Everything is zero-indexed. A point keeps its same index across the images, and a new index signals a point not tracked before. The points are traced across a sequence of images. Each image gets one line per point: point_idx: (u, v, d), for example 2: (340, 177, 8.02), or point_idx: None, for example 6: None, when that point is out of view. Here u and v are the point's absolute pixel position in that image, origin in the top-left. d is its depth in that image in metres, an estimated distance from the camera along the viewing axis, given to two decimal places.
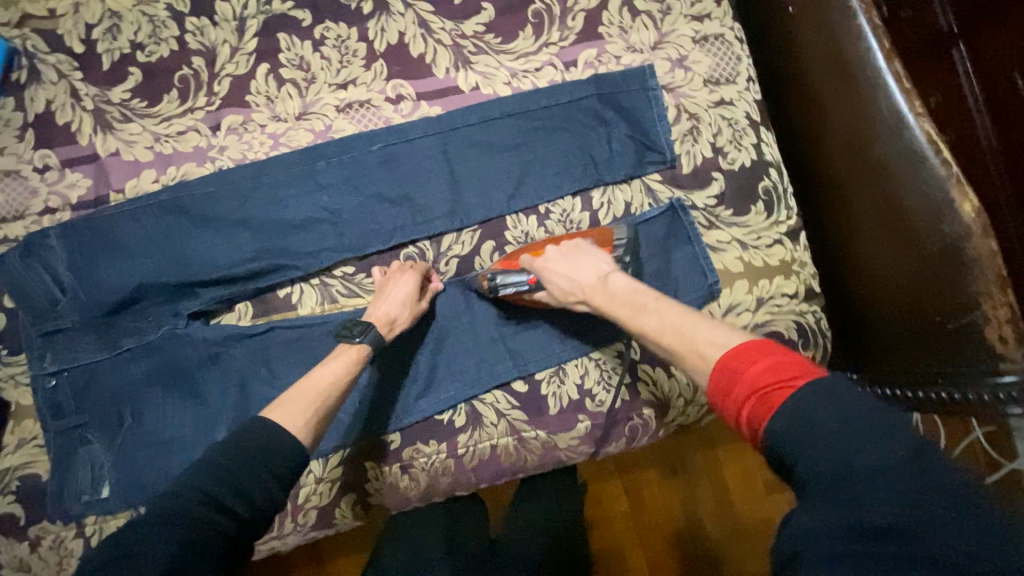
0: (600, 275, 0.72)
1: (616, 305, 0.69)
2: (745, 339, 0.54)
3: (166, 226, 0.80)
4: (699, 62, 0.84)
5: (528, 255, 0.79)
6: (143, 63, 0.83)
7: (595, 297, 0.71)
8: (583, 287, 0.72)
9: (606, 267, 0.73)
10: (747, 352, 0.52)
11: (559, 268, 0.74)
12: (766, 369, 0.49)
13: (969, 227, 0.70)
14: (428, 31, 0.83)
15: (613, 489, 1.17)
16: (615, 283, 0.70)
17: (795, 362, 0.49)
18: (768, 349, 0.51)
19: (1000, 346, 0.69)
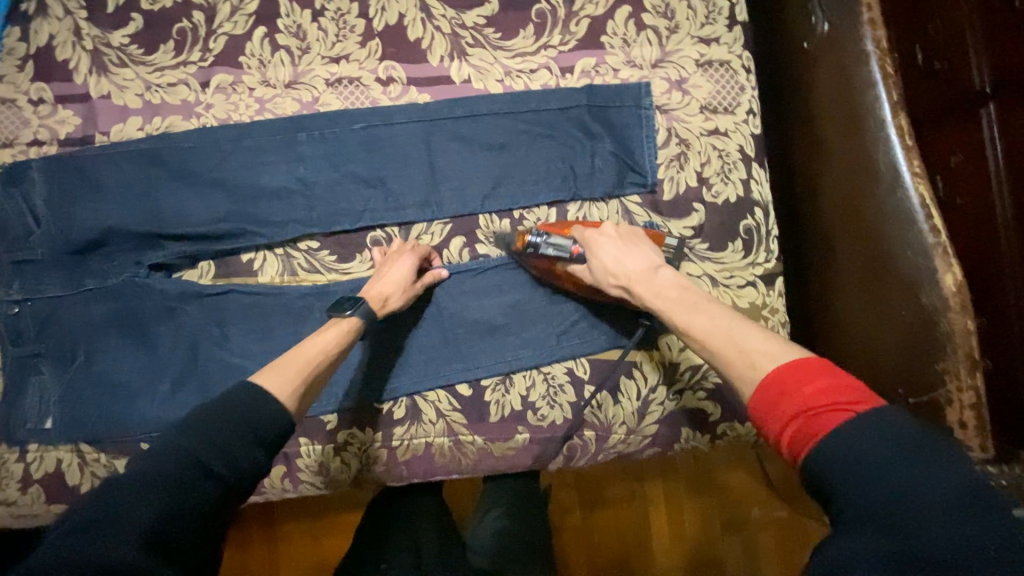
0: (651, 265, 0.70)
1: (660, 294, 0.67)
2: (785, 356, 0.54)
3: (144, 175, 0.81)
4: (699, 87, 0.81)
5: (582, 227, 0.77)
6: (145, 11, 0.83)
7: (637, 281, 0.69)
8: (626, 266, 0.71)
9: (656, 258, 0.71)
10: (797, 372, 0.51)
11: (604, 245, 0.73)
12: (821, 391, 0.49)
13: (947, 302, 0.65)
14: (428, 17, 0.82)
15: (597, 487, 1.17)
16: (665, 275, 0.68)
17: (850, 388, 0.49)
18: (823, 369, 0.51)
19: (959, 431, 0.65)
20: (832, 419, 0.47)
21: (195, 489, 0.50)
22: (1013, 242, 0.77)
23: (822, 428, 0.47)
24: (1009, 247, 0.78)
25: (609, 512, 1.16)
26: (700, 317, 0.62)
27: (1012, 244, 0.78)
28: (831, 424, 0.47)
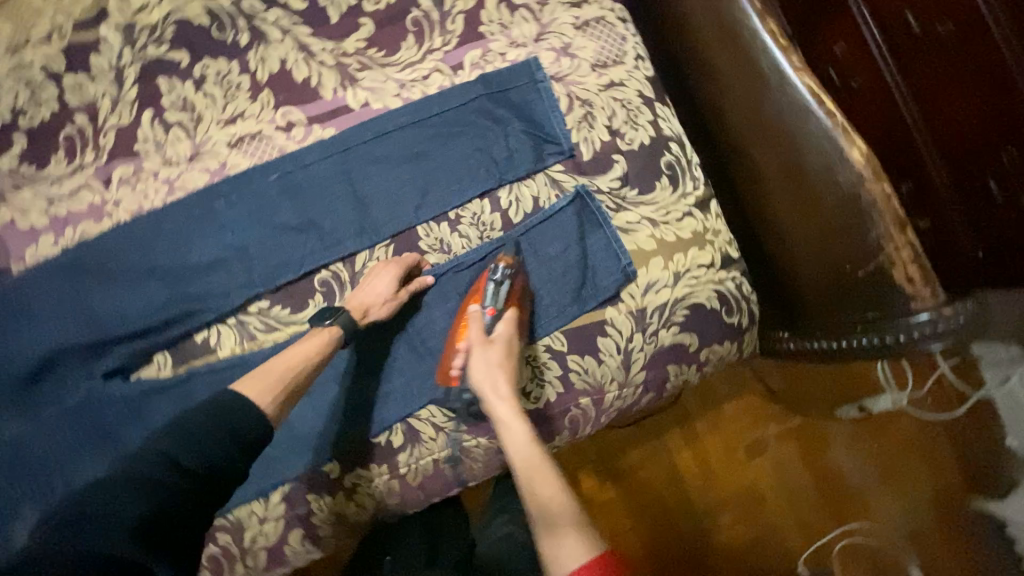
0: (512, 396, 0.71)
1: (516, 450, 0.67)
2: (591, 550, 0.57)
3: (72, 288, 0.78)
4: (584, 48, 0.84)
5: (514, 315, 0.77)
6: (24, 128, 0.80)
7: (500, 423, 0.70)
8: (490, 396, 0.71)
9: (510, 401, 0.71)
10: (593, 569, 0.54)
11: (484, 362, 0.73)
12: (615, 570, 0.55)
13: (862, 175, 0.72)
14: (309, 54, 0.82)
15: (616, 451, 1.36)
16: (502, 403, 0.71)
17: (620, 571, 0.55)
18: (613, 564, 0.56)
19: (909, 285, 0.72)
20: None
21: (163, 484, 0.56)
22: (912, 109, 0.81)
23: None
24: (910, 113, 0.82)
25: (638, 468, 1.36)
26: (512, 437, 0.68)
27: (912, 111, 0.81)
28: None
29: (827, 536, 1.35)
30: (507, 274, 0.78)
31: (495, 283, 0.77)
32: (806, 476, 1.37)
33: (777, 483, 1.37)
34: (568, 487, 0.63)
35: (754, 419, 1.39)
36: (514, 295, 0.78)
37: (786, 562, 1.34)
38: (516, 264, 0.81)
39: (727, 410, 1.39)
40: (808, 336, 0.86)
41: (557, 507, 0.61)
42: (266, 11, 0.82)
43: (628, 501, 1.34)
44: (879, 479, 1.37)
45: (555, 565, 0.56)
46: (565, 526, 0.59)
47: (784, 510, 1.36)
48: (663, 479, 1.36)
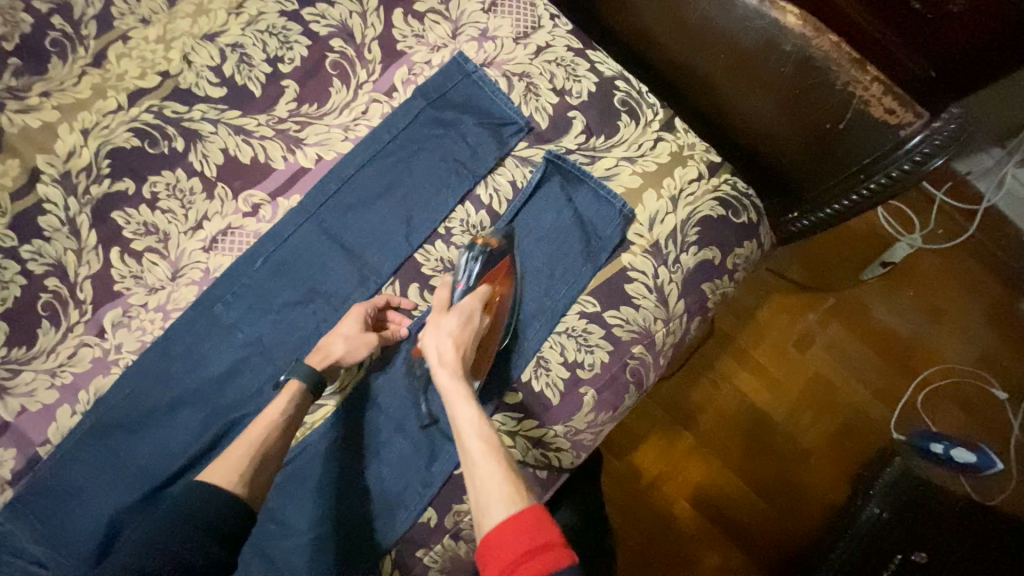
0: (450, 365, 0.70)
1: (464, 426, 0.65)
2: (524, 501, 0.57)
3: (107, 448, 0.76)
4: (501, 27, 0.85)
5: (486, 291, 0.77)
6: (3, 313, 0.77)
7: (445, 395, 0.68)
8: (434, 364, 0.70)
9: (466, 388, 0.69)
10: (524, 519, 0.55)
11: (438, 329, 0.72)
12: (536, 525, 0.54)
13: (804, 35, 0.76)
14: (247, 134, 0.82)
15: (680, 399, 1.35)
16: (443, 377, 0.69)
17: (529, 535, 0.53)
18: (537, 520, 0.55)
19: (891, 117, 0.74)
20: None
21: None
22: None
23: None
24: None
25: (707, 405, 1.34)
26: (460, 408, 0.66)
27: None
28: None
29: (907, 392, 1.34)
30: (482, 256, 0.79)
31: (468, 257, 0.79)
32: (863, 346, 1.37)
33: (839, 363, 1.37)
34: (505, 467, 0.61)
35: (793, 312, 1.39)
36: (491, 274, 0.79)
37: (881, 435, 1.33)
38: (505, 248, 0.80)
39: (764, 315, 1.39)
40: (819, 206, 0.86)
41: (484, 490, 0.59)
42: (190, 111, 0.82)
43: (710, 440, 1.33)
44: (930, 321, 1.37)
45: (487, 519, 0.56)
46: (494, 500, 0.57)
47: (856, 386, 1.35)
48: (734, 404, 1.35)
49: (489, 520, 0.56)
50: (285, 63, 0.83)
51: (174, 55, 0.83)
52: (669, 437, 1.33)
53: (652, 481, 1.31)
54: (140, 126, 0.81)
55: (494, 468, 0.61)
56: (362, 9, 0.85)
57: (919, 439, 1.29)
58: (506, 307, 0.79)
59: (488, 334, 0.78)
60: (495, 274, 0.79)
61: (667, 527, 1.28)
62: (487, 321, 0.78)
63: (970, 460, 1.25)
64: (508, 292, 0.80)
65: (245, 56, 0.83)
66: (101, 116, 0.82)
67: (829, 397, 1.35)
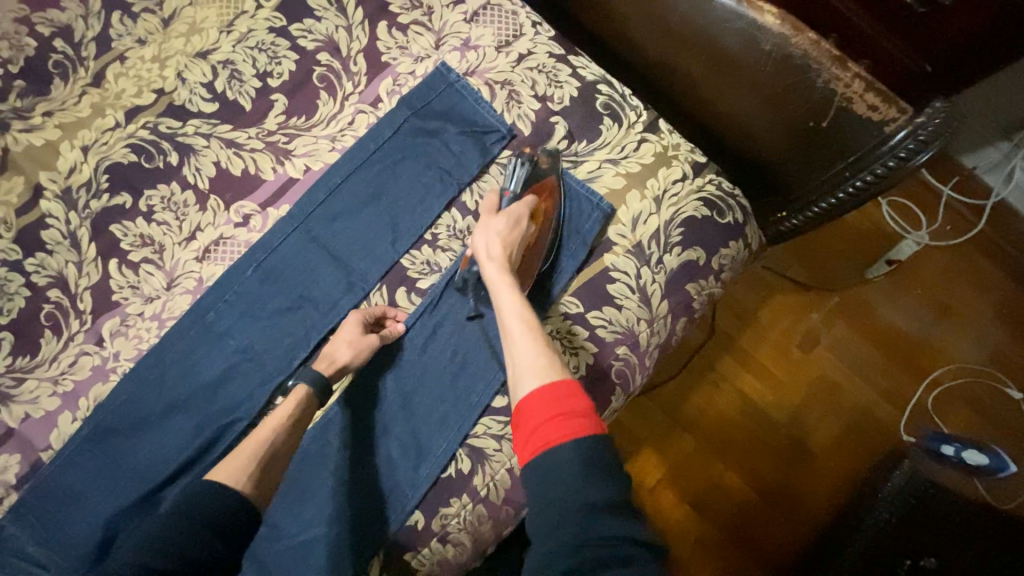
0: (499, 260, 0.74)
1: (506, 311, 0.69)
2: (558, 376, 0.59)
3: (106, 453, 0.78)
4: (483, 36, 0.86)
5: (533, 200, 0.80)
6: (8, 324, 0.81)
7: (492, 282, 0.72)
8: (483, 257, 0.74)
9: (512, 280, 0.73)
10: (558, 389, 0.56)
11: (486, 228, 0.76)
12: (572, 394, 0.55)
13: (784, 33, 0.75)
14: (238, 147, 0.84)
15: (680, 401, 1.33)
16: (490, 270, 0.73)
17: (570, 402, 0.55)
18: (570, 390, 0.56)
19: (876, 113, 0.73)
20: (553, 439, 0.52)
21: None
22: None
23: (538, 446, 0.53)
24: None
25: (708, 406, 1.33)
26: (504, 296, 0.70)
27: None
28: (551, 437, 0.53)
29: (917, 392, 1.31)
30: (529, 164, 0.81)
31: (516, 167, 0.81)
32: (868, 345, 1.34)
33: (842, 363, 1.34)
34: (543, 348, 0.64)
35: (794, 313, 1.37)
36: (538, 188, 0.82)
37: (888, 436, 1.30)
38: (552, 172, 0.83)
39: (764, 315, 1.37)
40: (807, 204, 0.85)
41: (521, 363, 0.62)
42: (184, 126, 0.85)
43: (712, 443, 1.31)
44: (938, 320, 1.34)
45: (521, 385, 0.59)
46: (529, 372, 0.60)
47: (862, 387, 1.32)
48: (736, 407, 1.33)
49: (524, 385, 0.59)
50: (274, 78, 0.86)
51: (169, 73, 0.86)
52: (669, 440, 1.31)
53: (653, 484, 1.29)
54: (137, 142, 0.85)
55: (532, 344, 0.64)
56: (348, 23, 0.87)
57: (929, 442, 1.26)
58: (551, 221, 0.81)
59: (533, 245, 0.80)
60: (539, 191, 0.82)
61: (669, 533, 1.27)
62: (532, 232, 0.81)
63: (982, 462, 1.21)
64: (552, 208, 0.81)
65: (236, 72, 0.86)
66: (100, 133, 0.85)
67: (831, 398, 1.32)
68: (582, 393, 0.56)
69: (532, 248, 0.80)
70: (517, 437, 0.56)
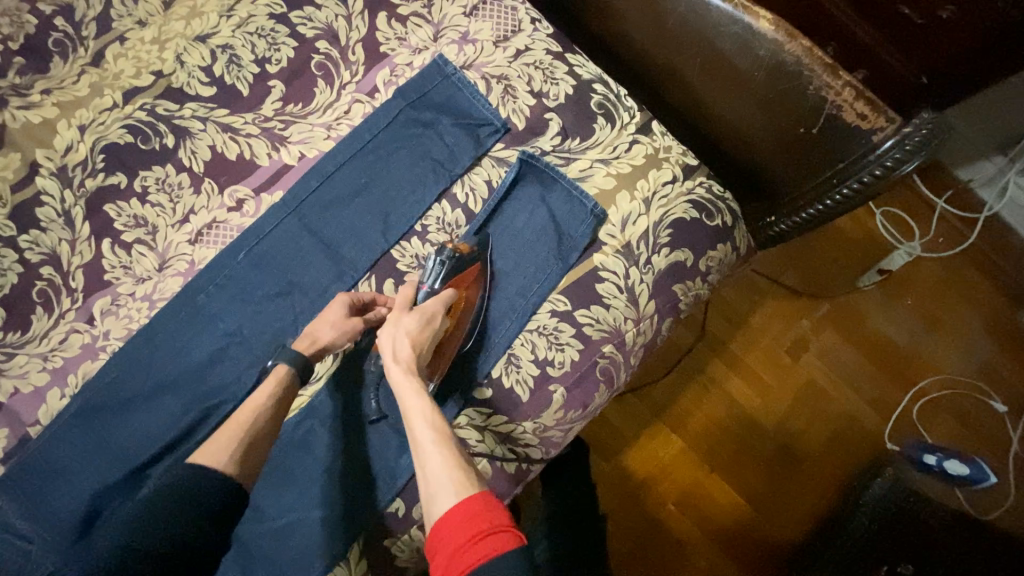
0: (409, 362, 0.71)
1: (414, 418, 0.66)
2: (473, 489, 0.58)
3: (93, 431, 0.79)
4: (482, 30, 0.87)
5: (455, 290, 0.79)
6: (0, 298, 0.81)
7: (398, 388, 0.69)
8: (390, 361, 0.71)
9: (419, 383, 0.70)
10: (469, 505, 0.56)
11: (395, 329, 0.73)
12: (484, 508, 0.56)
13: (777, 40, 0.77)
14: (234, 132, 0.85)
15: (668, 402, 1.35)
16: (395, 374, 0.70)
17: (483, 513, 0.56)
18: (485, 505, 0.56)
19: (864, 121, 0.75)
20: (469, 565, 0.52)
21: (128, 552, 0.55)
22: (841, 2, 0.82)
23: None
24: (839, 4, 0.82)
25: (694, 407, 1.34)
26: (414, 399, 0.68)
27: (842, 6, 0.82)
28: (467, 564, 0.52)
29: (902, 402, 1.32)
30: (451, 257, 0.79)
31: (436, 258, 0.78)
32: (855, 354, 1.36)
33: (829, 369, 1.35)
34: (455, 457, 0.62)
35: (783, 319, 1.38)
36: (456, 279, 0.80)
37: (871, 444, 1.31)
38: (476, 255, 0.82)
39: (752, 320, 1.38)
40: (795, 211, 0.86)
41: (433, 476, 0.60)
42: (181, 109, 0.85)
43: (697, 445, 1.32)
44: (925, 331, 1.35)
45: (435, 508, 0.58)
46: (445, 486, 0.59)
47: (848, 394, 1.34)
48: (722, 411, 1.34)
49: (437, 505, 0.57)
50: (272, 64, 0.86)
51: (168, 55, 0.87)
52: (654, 441, 1.33)
53: (637, 484, 1.31)
54: (134, 123, 0.85)
55: (443, 459, 0.62)
56: (348, 12, 0.87)
57: (912, 450, 1.27)
58: (472, 306, 0.82)
59: (441, 347, 0.79)
60: (466, 275, 0.81)
61: (651, 531, 1.28)
62: (447, 325, 0.79)
63: (964, 472, 1.22)
64: (474, 295, 0.82)
65: (235, 57, 0.86)
66: (97, 113, 0.85)
67: (816, 403, 1.34)
68: (495, 501, 0.57)
69: (446, 342, 0.79)
70: (436, 566, 0.54)
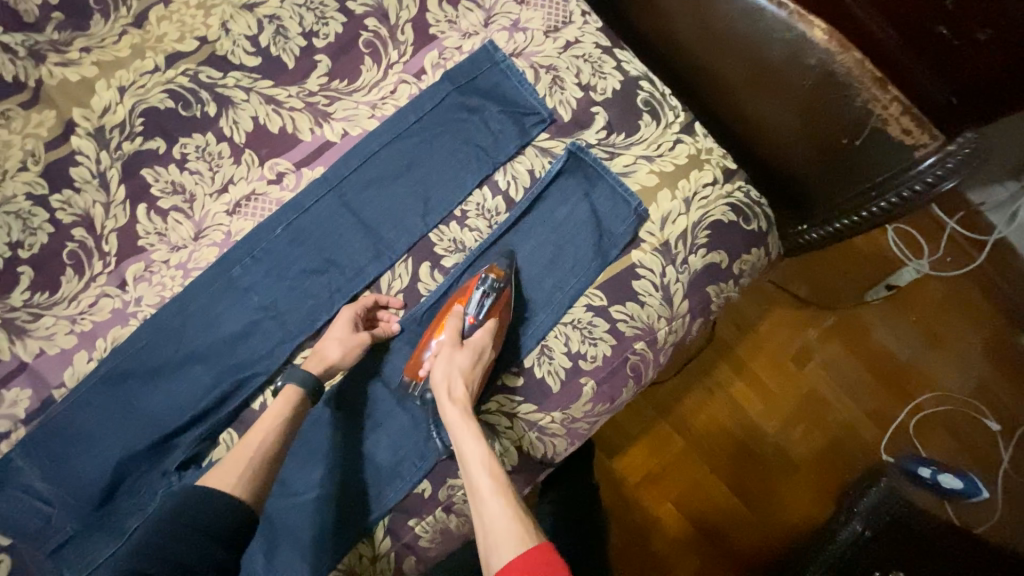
0: (460, 405, 0.73)
1: (472, 462, 0.69)
2: (531, 541, 0.61)
3: (120, 396, 0.79)
4: (533, 19, 0.87)
5: (496, 325, 0.78)
6: (29, 258, 0.80)
7: (455, 431, 0.71)
8: (443, 398, 0.73)
9: (474, 423, 0.72)
10: (532, 557, 0.59)
11: (448, 362, 0.75)
12: (547, 560, 0.59)
13: (830, 51, 0.77)
14: (277, 104, 0.84)
15: (677, 402, 1.36)
16: (451, 415, 0.72)
17: (549, 564, 0.59)
18: (544, 551, 0.60)
19: (908, 136, 0.76)
20: None
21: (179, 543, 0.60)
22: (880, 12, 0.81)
23: None
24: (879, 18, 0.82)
25: (701, 409, 1.36)
26: (468, 442, 0.70)
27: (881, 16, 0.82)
28: None
29: (900, 415, 1.36)
30: (494, 288, 0.78)
31: (479, 291, 0.78)
32: (861, 366, 1.38)
33: (834, 379, 1.38)
34: (513, 508, 0.65)
35: (794, 328, 1.40)
36: (498, 307, 0.78)
37: (870, 454, 1.34)
38: (508, 279, 0.81)
39: (764, 327, 1.40)
40: (827, 220, 0.88)
41: (495, 526, 0.63)
42: (225, 78, 0.84)
43: (702, 446, 1.34)
44: (928, 347, 1.38)
45: (494, 556, 0.61)
46: (504, 537, 0.62)
47: (851, 405, 1.37)
48: (729, 414, 1.36)
49: (499, 556, 0.60)
50: (320, 39, 0.85)
51: (213, 22, 0.85)
52: (660, 440, 1.34)
53: (640, 481, 1.33)
54: (175, 88, 0.84)
55: (502, 507, 0.65)
56: None
57: (908, 463, 1.31)
58: (502, 336, 0.80)
59: (484, 377, 0.77)
60: (502, 304, 0.79)
61: (650, 527, 1.31)
62: (491, 357, 0.78)
63: (957, 486, 1.26)
64: (510, 320, 0.80)
65: (281, 29, 0.85)
66: (138, 75, 0.84)
67: (821, 412, 1.37)
68: (557, 553, 0.61)
69: (485, 374, 0.78)
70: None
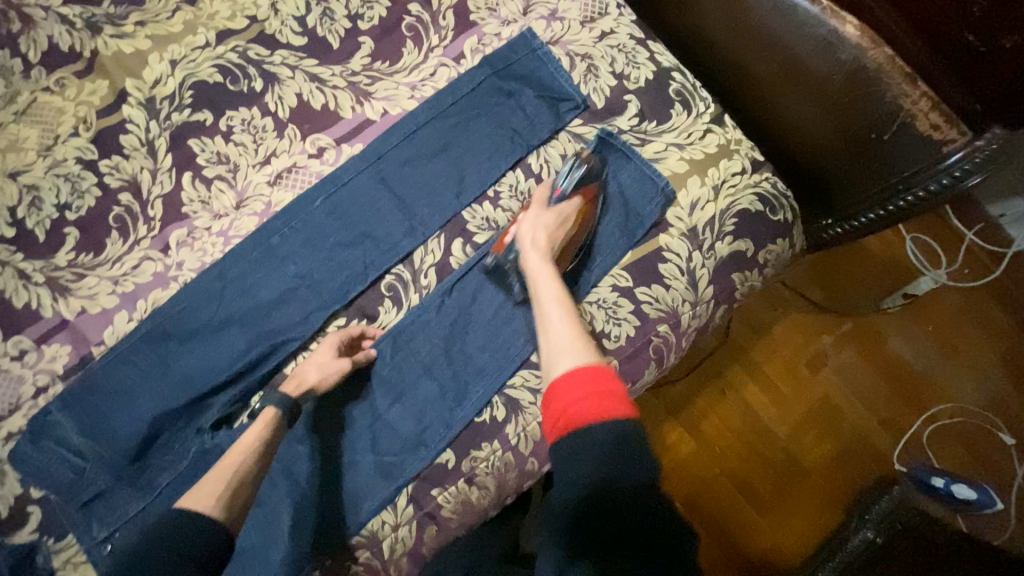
0: (540, 253, 0.80)
1: (546, 296, 0.77)
2: (587, 361, 0.68)
3: (158, 356, 0.81)
4: (570, 9, 0.90)
5: (574, 204, 0.84)
6: (75, 220, 0.83)
7: (535, 269, 0.79)
8: (529, 246, 0.80)
9: (553, 267, 0.80)
10: (584, 372, 0.66)
11: (534, 219, 0.82)
12: (598, 378, 0.65)
13: (861, 47, 0.78)
14: (321, 83, 0.87)
15: (690, 400, 1.37)
16: (535, 260, 0.79)
17: (600, 386, 0.64)
18: (600, 374, 0.66)
19: (937, 132, 0.76)
20: (587, 414, 0.62)
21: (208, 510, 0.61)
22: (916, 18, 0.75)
23: (569, 421, 0.63)
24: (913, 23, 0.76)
25: (714, 405, 1.37)
26: (546, 285, 0.78)
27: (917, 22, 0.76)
28: (585, 410, 0.62)
29: (914, 424, 1.35)
30: (581, 171, 0.85)
31: (570, 167, 0.85)
32: (875, 371, 1.38)
33: (848, 384, 1.38)
34: (575, 327, 0.73)
35: (808, 332, 1.41)
36: (585, 186, 0.85)
37: (884, 459, 1.34)
38: (595, 183, 0.86)
39: (778, 329, 1.41)
40: (852, 215, 0.89)
41: (557, 343, 0.72)
42: (272, 55, 0.88)
43: (712, 446, 1.35)
44: (945, 357, 1.38)
45: (554, 367, 0.69)
46: (564, 356, 0.69)
47: (864, 411, 1.37)
48: (740, 416, 1.37)
49: (558, 365, 0.69)
50: (364, 21, 0.89)
51: (263, 2, 0.89)
52: (670, 439, 1.35)
53: None
54: (224, 63, 0.87)
55: (568, 330, 0.73)
56: None
57: (921, 474, 1.30)
58: (592, 221, 0.85)
59: (566, 246, 0.84)
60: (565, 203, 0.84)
61: None
62: (572, 231, 0.84)
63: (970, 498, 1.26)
64: (593, 211, 0.85)
65: (328, 11, 0.89)
66: (189, 50, 0.87)
67: (835, 415, 1.37)
68: (613, 378, 0.66)
69: (572, 240, 0.84)
70: (551, 412, 0.66)
